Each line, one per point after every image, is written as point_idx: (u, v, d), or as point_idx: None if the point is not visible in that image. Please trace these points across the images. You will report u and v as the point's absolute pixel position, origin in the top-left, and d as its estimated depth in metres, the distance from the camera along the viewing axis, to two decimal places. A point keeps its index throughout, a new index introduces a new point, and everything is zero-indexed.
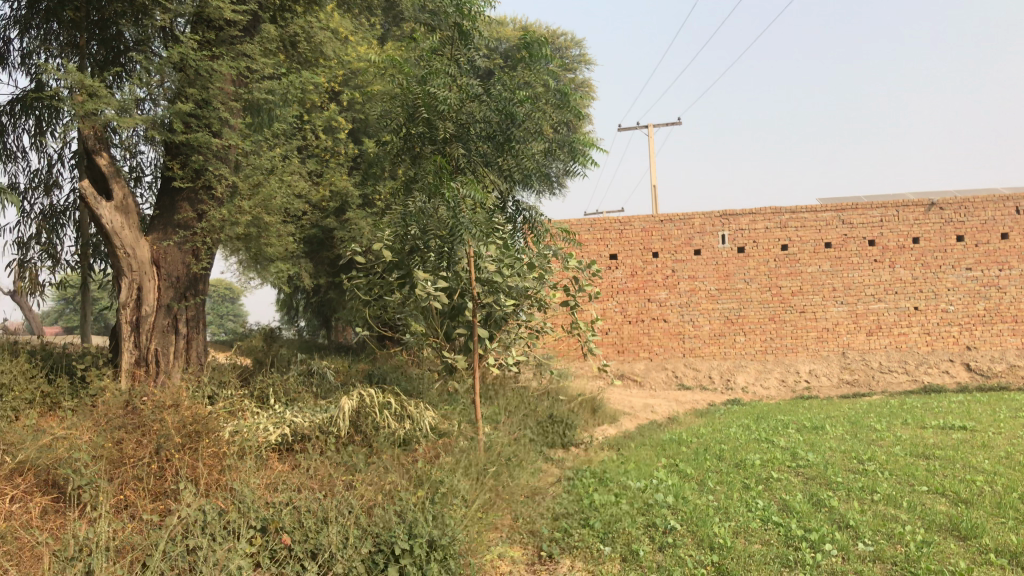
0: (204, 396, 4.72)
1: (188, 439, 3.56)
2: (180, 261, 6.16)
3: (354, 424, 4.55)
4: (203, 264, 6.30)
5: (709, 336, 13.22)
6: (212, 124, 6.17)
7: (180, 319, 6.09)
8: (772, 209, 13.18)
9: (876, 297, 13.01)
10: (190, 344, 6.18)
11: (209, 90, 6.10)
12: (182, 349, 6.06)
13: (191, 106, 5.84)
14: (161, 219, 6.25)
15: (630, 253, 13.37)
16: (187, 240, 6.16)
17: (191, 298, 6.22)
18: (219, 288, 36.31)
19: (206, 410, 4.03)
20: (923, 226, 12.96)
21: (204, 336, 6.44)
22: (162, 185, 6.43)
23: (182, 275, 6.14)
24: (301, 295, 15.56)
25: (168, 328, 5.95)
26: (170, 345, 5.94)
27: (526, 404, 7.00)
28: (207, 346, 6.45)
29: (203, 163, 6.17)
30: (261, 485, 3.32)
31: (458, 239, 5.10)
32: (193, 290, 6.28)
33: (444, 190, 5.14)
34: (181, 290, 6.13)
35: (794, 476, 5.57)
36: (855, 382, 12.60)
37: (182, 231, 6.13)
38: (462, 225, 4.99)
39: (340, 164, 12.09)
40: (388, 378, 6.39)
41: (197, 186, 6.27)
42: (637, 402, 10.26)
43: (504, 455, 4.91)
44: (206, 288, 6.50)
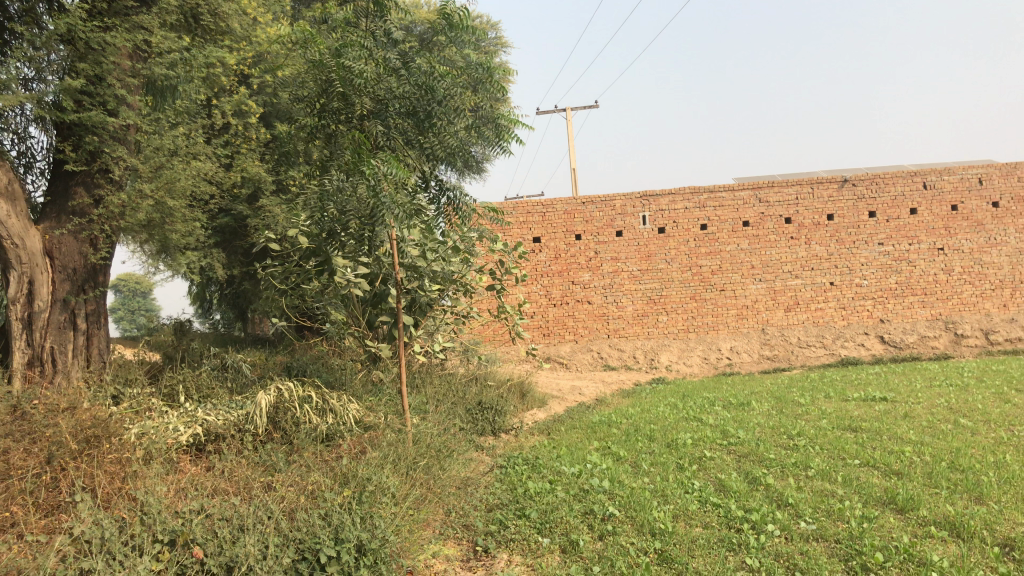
0: (106, 396, 4.38)
1: (86, 447, 3.25)
2: (76, 251, 5.75)
3: (273, 421, 4.27)
4: (101, 254, 5.88)
5: (633, 317, 13.24)
6: (107, 102, 5.76)
7: (78, 314, 5.68)
8: (692, 189, 13.25)
9: (793, 273, 13.23)
10: (90, 341, 5.79)
11: (102, 65, 5.70)
12: (81, 346, 5.66)
13: (83, 82, 5.42)
14: (52, 206, 5.75)
15: (554, 237, 13.23)
16: (82, 228, 5.75)
17: (89, 291, 5.84)
18: (128, 282, 34.86)
19: (106, 412, 3.71)
20: (836, 203, 13.25)
21: (105, 331, 6.04)
22: (53, 170, 5.97)
23: (78, 266, 5.72)
24: (214, 286, 14.97)
25: (65, 324, 5.56)
26: (67, 343, 5.55)
27: (453, 392, 6.80)
28: (108, 342, 6.05)
29: (98, 144, 5.75)
30: (169, 493, 3.04)
31: (380, 222, 4.87)
32: (91, 283, 5.89)
33: (363, 168, 4.88)
34: (78, 283, 5.73)
35: (727, 455, 5.53)
36: (776, 357, 12.81)
37: (76, 219, 5.71)
38: (383, 206, 4.76)
39: (252, 149, 11.60)
40: (308, 370, 6.10)
41: (92, 170, 5.86)
42: (565, 385, 10.17)
43: (433, 446, 4.71)
44: (105, 280, 6.09)
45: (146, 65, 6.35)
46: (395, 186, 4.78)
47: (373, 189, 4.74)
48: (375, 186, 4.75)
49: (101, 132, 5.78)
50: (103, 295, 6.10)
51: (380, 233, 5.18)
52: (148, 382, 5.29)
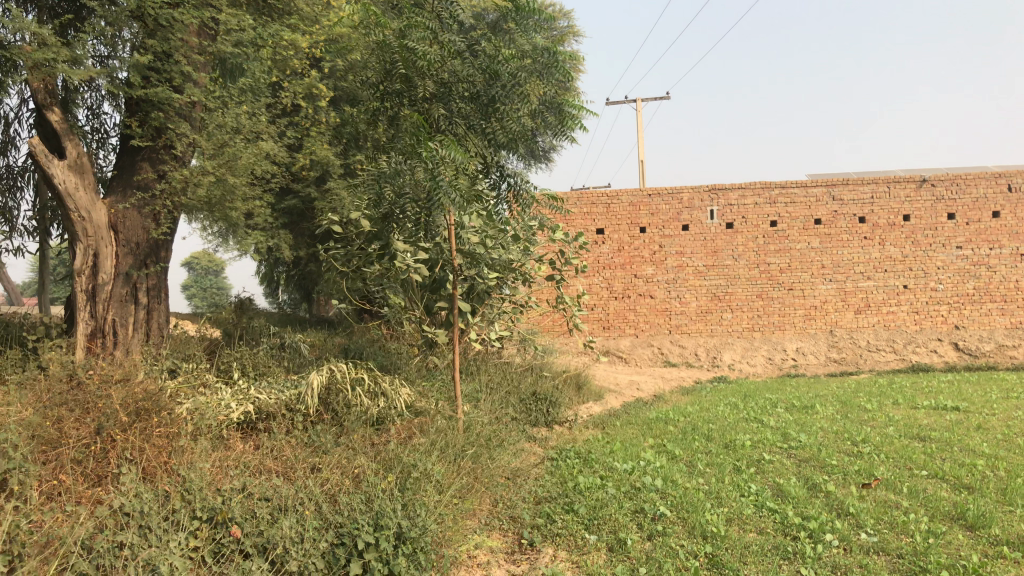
0: (164, 370, 4.43)
1: (134, 419, 3.29)
2: (140, 226, 5.85)
3: (325, 402, 4.26)
4: (164, 229, 5.97)
5: (696, 313, 13.00)
6: (174, 78, 5.84)
7: (140, 288, 5.79)
8: (762, 184, 12.92)
9: (865, 275, 12.82)
10: (150, 315, 5.91)
11: (171, 42, 5.75)
12: (142, 320, 5.78)
13: (150, 58, 5.48)
14: (119, 180, 5.91)
15: (618, 228, 13.06)
16: (146, 203, 5.86)
17: (151, 266, 5.95)
18: (199, 260, 35.75)
19: (158, 385, 3.75)
20: (914, 203, 12.77)
21: (166, 306, 6.16)
22: (120, 145, 6.09)
23: (141, 241, 5.84)
24: (280, 267, 15.20)
25: (127, 297, 5.67)
26: (128, 316, 5.67)
27: (508, 381, 6.74)
28: (170, 317, 6.16)
29: (164, 120, 5.84)
30: (214, 469, 3.05)
31: (438, 206, 4.83)
32: (153, 258, 6.00)
33: (423, 151, 4.82)
34: (141, 258, 5.84)
35: (787, 459, 5.35)
36: (843, 361, 12.43)
37: (140, 193, 5.81)
38: (442, 189, 4.71)
39: (321, 132, 11.71)
40: (365, 354, 6.11)
41: (158, 146, 5.95)
42: (623, 379, 10.03)
43: (484, 435, 4.66)
44: (167, 256, 6.21)
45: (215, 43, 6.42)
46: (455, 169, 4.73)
47: (432, 171, 4.69)
48: (434, 168, 4.71)
49: (168, 108, 5.87)
50: (166, 270, 6.21)
51: (438, 216, 5.14)
52: (205, 358, 5.36)
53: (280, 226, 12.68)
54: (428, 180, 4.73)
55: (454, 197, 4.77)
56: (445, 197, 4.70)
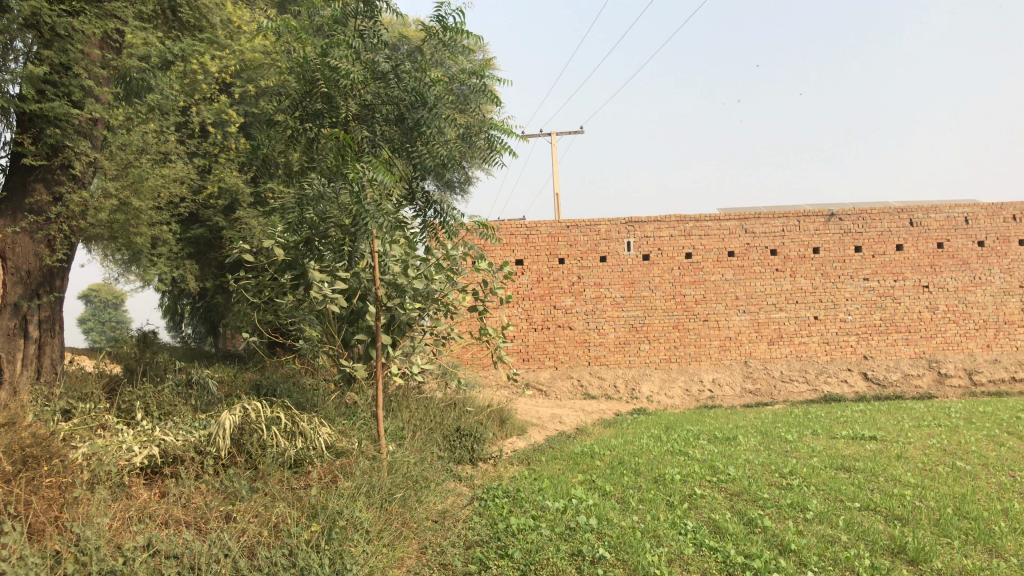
0: (56, 411, 4.03)
1: (19, 469, 2.92)
2: (32, 253, 5.40)
3: (238, 443, 3.94)
4: (60, 256, 5.54)
5: (615, 344, 12.98)
6: (73, 92, 5.47)
7: (30, 320, 5.33)
8: (677, 217, 13.07)
9: (778, 306, 13.06)
10: (42, 350, 5.45)
11: (69, 54, 5.39)
12: (32, 355, 5.32)
13: (46, 69, 5.11)
14: (9, 202, 5.44)
15: (537, 259, 12.98)
16: (40, 227, 5.42)
17: (43, 296, 5.50)
18: (99, 292, 34.15)
19: (49, 428, 3.38)
20: (823, 237, 13.11)
21: (60, 340, 5.70)
22: (11, 164, 5.62)
23: (33, 269, 5.38)
24: (186, 299, 14.56)
25: (16, 331, 5.21)
26: (17, 351, 5.21)
27: (429, 417, 6.48)
28: (63, 352, 5.71)
29: (61, 137, 5.44)
30: (113, 524, 2.72)
31: (364, 232, 4.61)
32: (46, 287, 5.55)
33: (346, 172, 4.59)
34: (32, 287, 5.39)
35: (719, 493, 5.25)
36: (758, 391, 12.58)
37: (32, 216, 5.37)
38: (367, 213, 4.47)
39: (231, 159, 11.29)
40: (279, 390, 5.78)
41: (54, 165, 5.55)
42: (545, 412, 9.86)
43: (409, 475, 4.39)
44: (61, 284, 5.76)
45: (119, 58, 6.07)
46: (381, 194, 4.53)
47: (357, 195, 4.48)
48: (358, 192, 4.49)
49: (66, 125, 5.49)
50: (59, 301, 5.75)
51: (360, 242, 4.92)
52: (104, 397, 4.94)
53: (186, 256, 12.13)
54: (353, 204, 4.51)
55: (380, 222, 4.56)
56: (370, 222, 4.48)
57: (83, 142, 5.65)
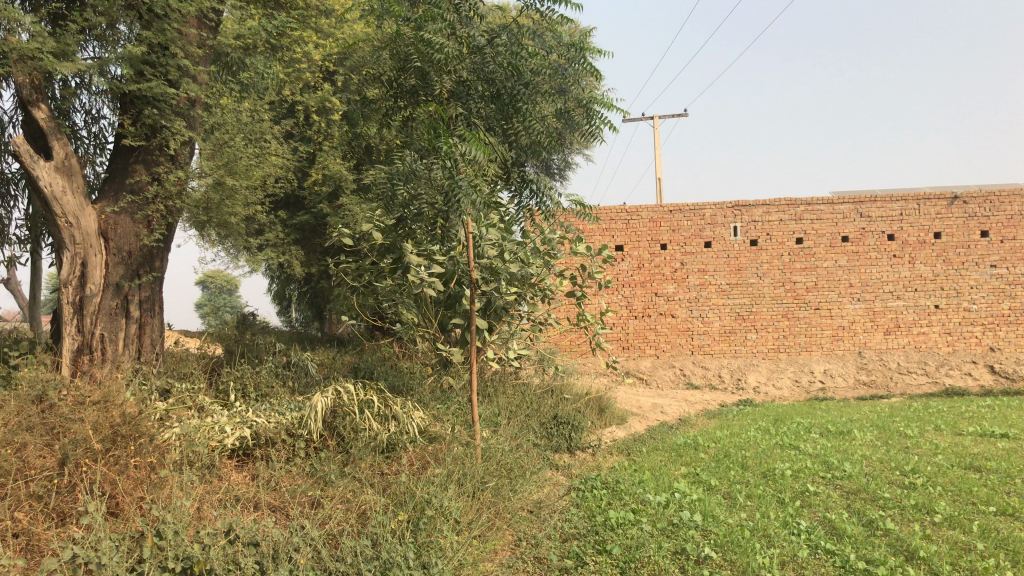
0: (155, 391, 4.05)
1: (107, 448, 2.94)
2: (132, 233, 5.51)
3: (330, 426, 3.86)
4: (158, 237, 5.63)
5: (719, 333, 12.56)
6: (170, 72, 5.53)
7: (131, 300, 5.44)
8: (788, 200, 12.49)
9: (895, 294, 12.35)
10: (143, 330, 5.57)
11: (166, 34, 5.46)
12: (133, 335, 5.44)
13: (144, 49, 5.19)
14: (111, 183, 5.58)
15: (638, 245, 12.67)
16: (141, 208, 5.52)
17: (143, 276, 5.62)
18: (215, 278, 35.53)
19: (142, 407, 3.38)
20: (946, 220, 12.29)
21: (160, 320, 5.82)
22: (113, 147, 5.75)
23: (133, 249, 5.50)
24: (292, 284, 14.88)
25: (117, 311, 5.33)
26: (119, 330, 5.33)
27: (527, 404, 6.31)
28: (163, 332, 5.82)
29: (159, 117, 5.53)
30: (194, 508, 2.68)
31: (457, 212, 4.46)
32: (146, 268, 5.66)
33: (439, 148, 4.44)
34: (133, 267, 5.51)
35: (834, 491, 4.91)
36: (873, 383, 11.94)
37: (132, 196, 5.47)
38: (460, 188, 4.31)
39: (333, 147, 11.41)
40: (375, 374, 5.74)
41: (152, 146, 5.63)
42: (646, 402, 9.57)
43: (505, 464, 4.22)
44: (161, 265, 5.87)
45: (216, 39, 6.13)
46: (475, 171, 4.37)
47: (450, 173, 4.33)
48: (451, 170, 4.35)
49: (164, 106, 5.57)
50: (159, 282, 5.87)
51: (455, 222, 4.78)
52: (204, 378, 4.98)
53: (290, 241, 12.36)
54: (446, 182, 4.36)
55: (474, 201, 4.40)
56: (464, 200, 4.33)
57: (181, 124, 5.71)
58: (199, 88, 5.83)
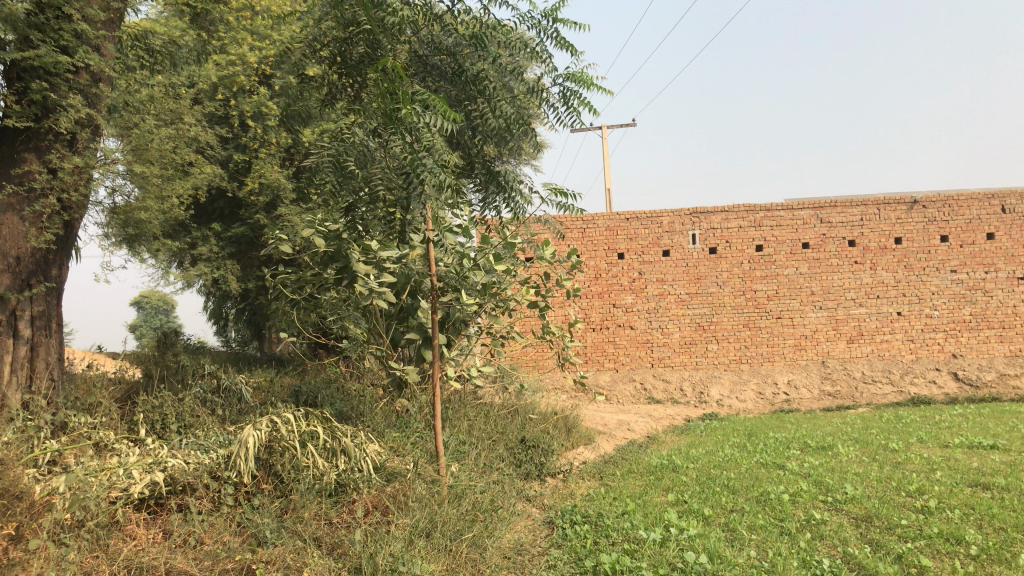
0: (44, 432, 3.33)
1: None
2: (19, 234, 4.78)
3: (265, 465, 3.18)
4: (51, 237, 4.90)
5: (680, 344, 12.09)
6: (63, 38, 4.93)
7: (20, 315, 4.74)
8: (747, 207, 12.10)
9: (857, 301, 12.03)
10: (35, 352, 4.85)
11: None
12: (23, 359, 4.72)
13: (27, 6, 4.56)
14: None
15: (595, 255, 12.17)
16: (33, 205, 4.81)
17: (35, 287, 4.91)
18: (150, 297, 34.32)
19: (18, 450, 2.75)
20: (905, 225, 12.02)
21: (57, 341, 5.11)
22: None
23: (22, 255, 4.77)
24: (230, 302, 14.00)
25: (2, 329, 4.60)
26: (4, 353, 4.59)
27: (490, 426, 5.67)
28: (61, 354, 5.14)
29: (50, 91, 4.90)
30: None
31: (418, 195, 3.84)
32: (38, 276, 4.94)
33: (395, 125, 3.81)
34: (22, 277, 4.79)
35: (843, 517, 4.37)
36: (838, 394, 11.57)
37: (23, 191, 4.77)
38: (422, 172, 3.69)
39: (271, 154, 10.70)
40: (320, 398, 5.07)
41: (42, 128, 4.96)
42: (610, 419, 8.99)
43: (476, 503, 3.57)
44: (58, 274, 5.18)
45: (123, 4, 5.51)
46: (439, 148, 3.77)
47: (413, 149, 3.72)
48: (414, 145, 3.74)
49: (56, 80, 4.93)
50: (55, 296, 5.17)
51: (414, 209, 4.17)
52: (115, 408, 4.29)
53: (226, 255, 11.55)
54: (407, 159, 3.75)
55: (439, 183, 3.80)
56: (428, 179, 3.71)
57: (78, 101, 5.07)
58: (100, 59, 5.20)
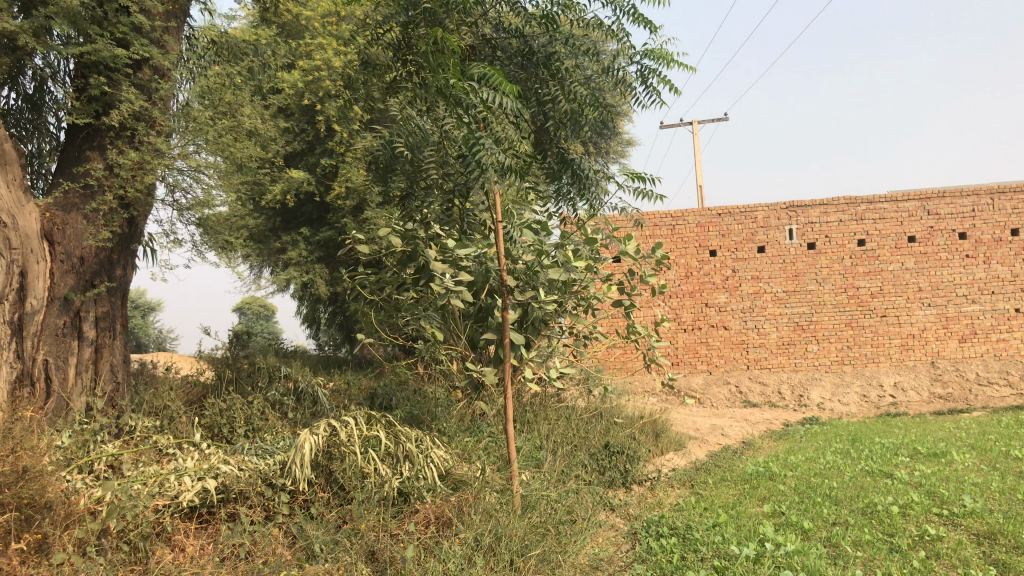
0: (96, 440, 3.36)
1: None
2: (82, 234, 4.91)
3: (324, 471, 3.08)
4: (111, 234, 5.00)
5: (777, 345, 11.55)
6: (119, 31, 5.05)
7: (83, 315, 4.87)
8: (847, 199, 11.44)
9: (969, 298, 11.23)
10: (99, 354, 4.99)
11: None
12: (86, 360, 4.85)
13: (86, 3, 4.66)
14: (61, 173, 5.04)
15: (685, 252, 11.75)
16: (98, 206, 4.92)
17: (98, 287, 5.03)
18: (252, 304, 35.40)
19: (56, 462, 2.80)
20: (1023, 215, 11.19)
21: (120, 342, 5.27)
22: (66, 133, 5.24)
23: (84, 256, 4.89)
24: (321, 306, 14.14)
25: (65, 330, 4.72)
26: (68, 354, 4.72)
27: (571, 430, 5.43)
28: (124, 355, 5.30)
29: (110, 88, 5.03)
30: None
31: (478, 180, 3.61)
32: (102, 277, 5.07)
33: (457, 100, 3.61)
34: (86, 277, 4.92)
35: (962, 533, 3.95)
36: (950, 397, 10.83)
37: (86, 192, 4.91)
38: (485, 151, 3.48)
39: (356, 158, 10.73)
40: (394, 402, 4.93)
41: (102, 125, 5.13)
42: (703, 423, 8.60)
43: (551, 515, 3.34)
44: (121, 274, 5.34)
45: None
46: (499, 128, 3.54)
47: (469, 127, 3.49)
48: (471, 124, 3.53)
49: (114, 75, 5.08)
50: (118, 298, 5.33)
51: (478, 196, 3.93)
52: (186, 411, 4.28)
53: (314, 259, 11.61)
54: (464, 138, 3.52)
55: (500, 165, 3.55)
56: (485, 159, 3.46)
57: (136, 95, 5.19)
58: (159, 53, 5.31)
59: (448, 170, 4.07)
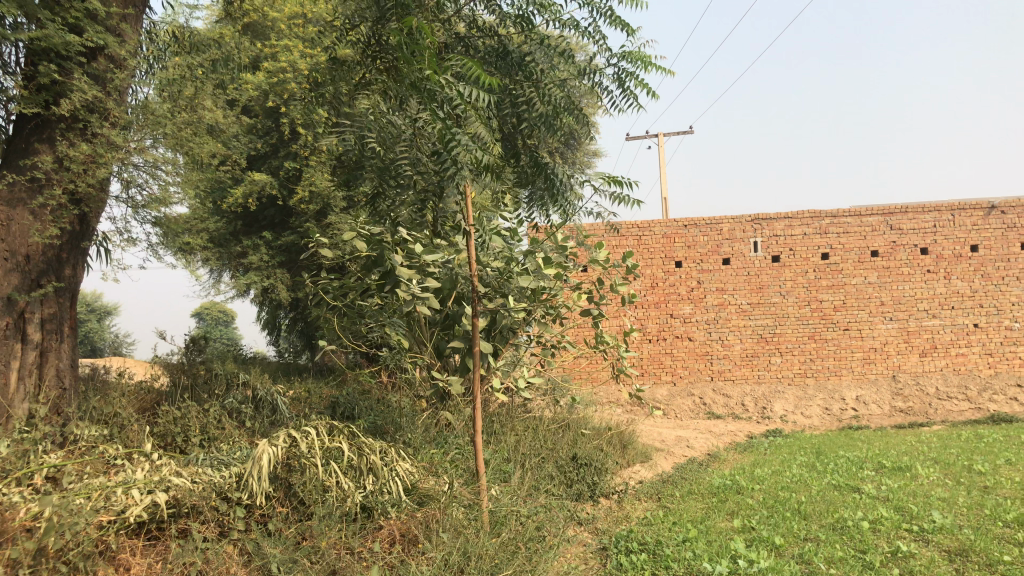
0: (37, 450, 3.17)
1: None
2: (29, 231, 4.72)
3: (283, 485, 2.96)
4: (59, 231, 4.80)
5: (741, 357, 11.56)
6: (72, 18, 4.87)
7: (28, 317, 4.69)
8: (812, 213, 11.53)
9: (930, 312, 11.34)
10: (45, 358, 4.80)
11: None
12: (31, 364, 4.68)
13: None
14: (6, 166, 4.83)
15: (651, 263, 11.73)
16: (45, 202, 4.72)
17: (45, 287, 4.85)
18: (211, 309, 34.80)
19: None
20: (983, 232, 11.33)
21: (68, 345, 5.08)
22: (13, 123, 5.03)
23: (31, 254, 4.71)
24: (281, 312, 13.86)
25: (9, 332, 4.55)
26: (11, 357, 4.54)
27: (538, 442, 5.31)
28: (73, 360, 5.09)
29: (61, 77, 4.83)
30: None
31: (452, 177, 3.48)
32: (49, 276, 4.87)
33: (431, 94, 3.48)
34: (31, 276, 4.74)
35: (933, 550, 3.90)
36: (911, 411, 10.90)
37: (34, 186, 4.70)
38: (461, 148, 3.36)
39: (321, 161, 10.53)
40: (356, 412, 4.77)
41: (50, 116, 4.92)
42: (668, 435, 8.53)
43: (520, 532, 3.21)
44: (70, 275, 5.13)
45: None
46: (475, 124, 3.43)
47: (445, 122, 3.37)
48: (447, 119, 3.40)
49: (67, 63, 4.89)
50: (67, 299, 5.12)
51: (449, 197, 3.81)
52: (136, 419, 4.10)
53: (275, 264, 11.39)
54: (439, 134, 3.39)
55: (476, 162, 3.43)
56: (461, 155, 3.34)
57: (88, 84, 5.00)
58: (114, 42, 5.13)
59: (420, 169, 3.93)
